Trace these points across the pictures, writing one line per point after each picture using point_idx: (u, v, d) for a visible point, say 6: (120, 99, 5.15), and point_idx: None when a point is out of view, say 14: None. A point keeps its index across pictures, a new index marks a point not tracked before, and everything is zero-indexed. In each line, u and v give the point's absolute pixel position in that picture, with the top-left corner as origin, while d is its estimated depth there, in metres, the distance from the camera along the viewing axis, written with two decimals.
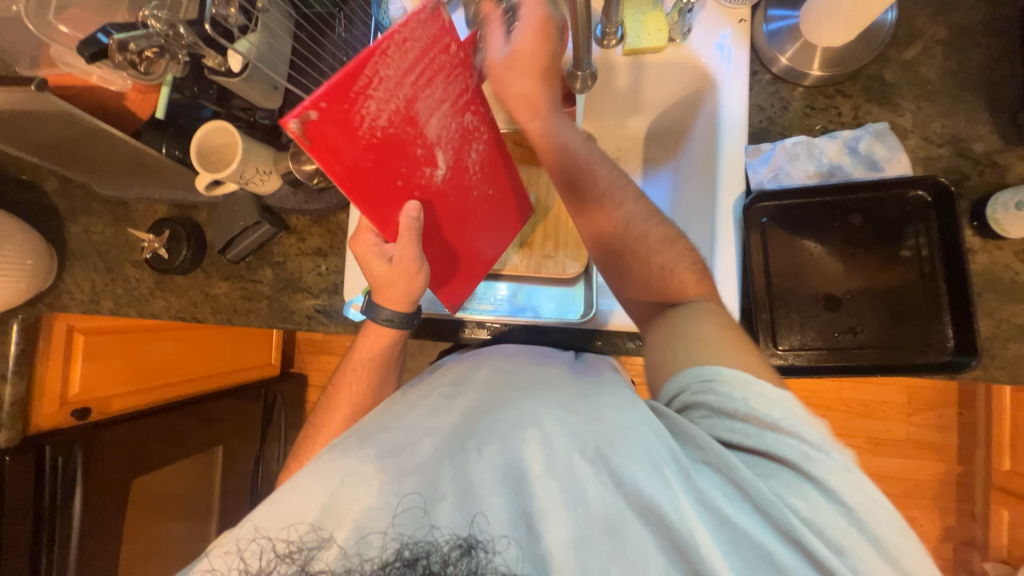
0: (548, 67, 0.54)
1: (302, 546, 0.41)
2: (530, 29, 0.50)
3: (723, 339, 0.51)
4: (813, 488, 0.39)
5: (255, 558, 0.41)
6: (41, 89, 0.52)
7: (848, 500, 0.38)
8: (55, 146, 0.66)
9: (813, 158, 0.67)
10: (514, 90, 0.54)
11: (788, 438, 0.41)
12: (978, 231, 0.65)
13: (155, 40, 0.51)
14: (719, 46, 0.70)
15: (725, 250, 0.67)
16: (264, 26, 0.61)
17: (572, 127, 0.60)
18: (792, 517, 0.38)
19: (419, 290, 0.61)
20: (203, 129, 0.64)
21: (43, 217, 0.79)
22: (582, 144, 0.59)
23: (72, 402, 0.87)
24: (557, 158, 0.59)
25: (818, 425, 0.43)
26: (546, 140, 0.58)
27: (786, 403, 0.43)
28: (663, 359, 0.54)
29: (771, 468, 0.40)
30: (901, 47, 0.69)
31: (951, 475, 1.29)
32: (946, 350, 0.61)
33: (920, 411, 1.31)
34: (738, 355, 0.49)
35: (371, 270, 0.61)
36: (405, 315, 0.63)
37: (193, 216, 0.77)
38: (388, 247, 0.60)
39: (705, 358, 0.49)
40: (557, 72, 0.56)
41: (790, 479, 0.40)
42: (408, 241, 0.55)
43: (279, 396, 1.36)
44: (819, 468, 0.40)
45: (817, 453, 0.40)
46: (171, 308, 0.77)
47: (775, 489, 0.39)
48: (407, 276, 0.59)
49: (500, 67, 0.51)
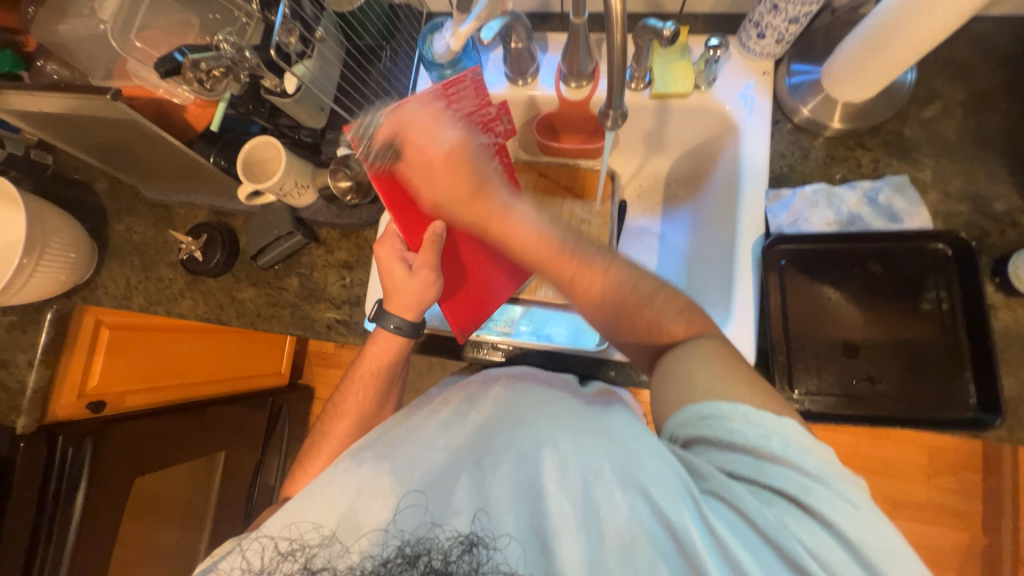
0: (479, 181, 0.58)
1: (304, 544, 0.42)
2: (441, 162, 0.57)
3: (721, 369, 0.47)
4: (814, 521, 0.37)
5: (257, 556, 0.42)
6: (115, 98, 0.57)
7: (847, 533, 0.37)
8: (112, 150, 0.71)
9: (832, 206, 0.69)
10: (462, 208, 0.58)
11: (788, 471, 0.39)
12: (999, 288, 0.65)
13: (224, 62, 0.57)
14: (742, 95, 0.73)
15: (742, 292, 0.68)
16: (320, 53, 0.67)
17: (542, 216, 0.58)
18: (797, 547, 0.36)
19: (431, 298, 0.64)
20: (249, 143, 0.69)
21: (90, 215, 0.84)
22: (556, 229, 0.57)
23: (88, 395, 0.89)
24: (540, 246, 0.56)
25: (823, 453, 0.40)
26: (516, 235, 0.57)
27: (785, 431, 0.41)
28: (659, 393, 0.50)
29: (775, 498, 0.39)
30: (920, 106, 0.72)
31: (975, 545, 1.23)
32: (969, 407, 0.60)
33: (940, 474, 1.25)
34: (742, 387, 0.45)
35: (388, 274, 0.63)
36: (413, 324, 0.64)
37: (230, 223, 0.81)
38: (409, 255, 0.65)
39: (704, 390, 0.46)
40: (491, 177, 0.59)
41: (793, 510, 0.38)
42: (431, 249, 0.62)
43: (285, 404, 1.34)
44: (817, 500, 0.38)
45: (816, 484, 0.38)
46: (197, 309, 0.80)
47: (779, 517, 0.38)
48: (424, 284, 0.63)
49: (441, 201, 0.59)
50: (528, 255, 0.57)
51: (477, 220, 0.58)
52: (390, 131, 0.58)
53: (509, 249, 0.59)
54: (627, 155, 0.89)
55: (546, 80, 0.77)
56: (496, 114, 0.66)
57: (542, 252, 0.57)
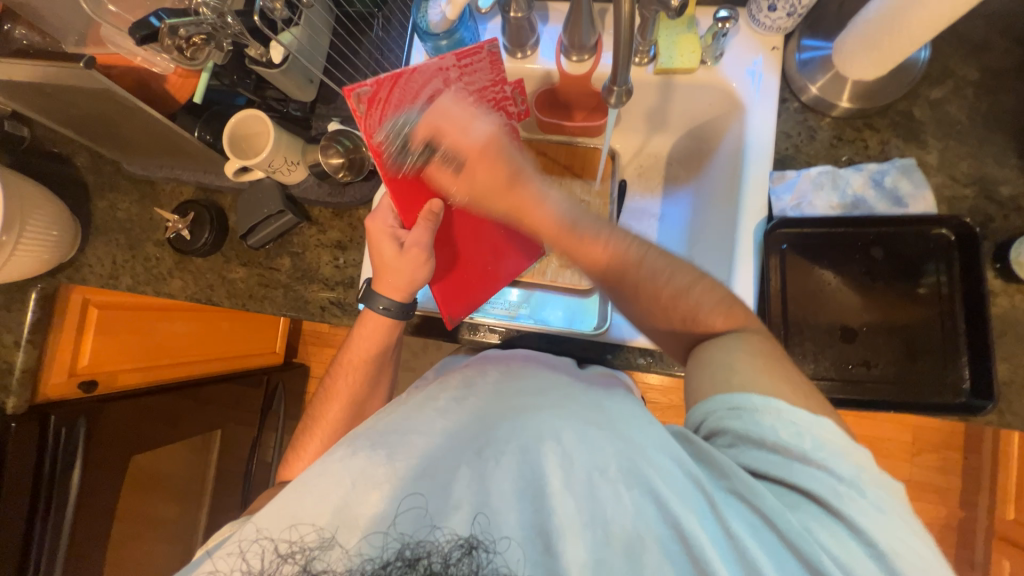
0: (512, 171, 0.54)
1: (304, 546, 0.41)
2: (474, 156, 0.54)
3: (763, 365, 0.46)
4: (843, 526, 0.37)
5: (256, 559, 0.41)
6: (88, 66, 0.53)
7: (880, 544, 0.36)
8: (92, 122, 0.68)
9: (837, 189, 0.67)
10: (498, 205, 0.55)
11: (816, 472, 0.39)
12: (1000, 274, 0.64)
13: (205, 28, 0.54)
14: (750, 72, 0.71)
15: (743, 274, 0.67)
16: (307, 20, 0.64)
17: (572, 201, 0.55)
18: (823, 555, 0.36)
19: (421, 279, 0.63)
20: (235, 116, 0.66)
21: (71, 190, 0.81)
22: (575, 207, 0.54)
23: (79, 374, 0.88)
24: (558, 232, 0.54)
25: (855, 455, 0.40)
26: (545, 225, 0.54)
27: (817, 431, 0.41)
28: (691, 380, 0.50)
29: (800, 500, 0.39)
30: (931, 86, 0.70)
31: (952, 519, 1.27)
32: (961, 391, 0.60)
33: (923, 452, 1.29)
34: (776, 382, 0.45)
35: (379, 251, 0.63)
36: (402, 305, 0.64)
37: (218, 200, 0.78)
38: (401, 232, 0.63)
39: (737, 384, 0.45)
40: (523, 164, 0.55)
41: (821, 514, 0.38)
42: (425, 228, 0.62)
43: (280, 382, 1.33)
44: (848, 505, 0.37)
45: (847, 490, 0.38)
46: (187, 289, 0.78)
47: (804, 522, 0.38)
48: (415, 262, 0.62)
49: (471, 202, 0.58)
50: (544, 236, 0.55)
51: (513, 214, 0.55)
52: (428, 131, 0.56)
53: (536, 237, 0.56)
54: (629, 133, 0.87)
55: (546, 52, 0.73)
56: (510, 93, 0.65)
57: (564, 240, 0.54)
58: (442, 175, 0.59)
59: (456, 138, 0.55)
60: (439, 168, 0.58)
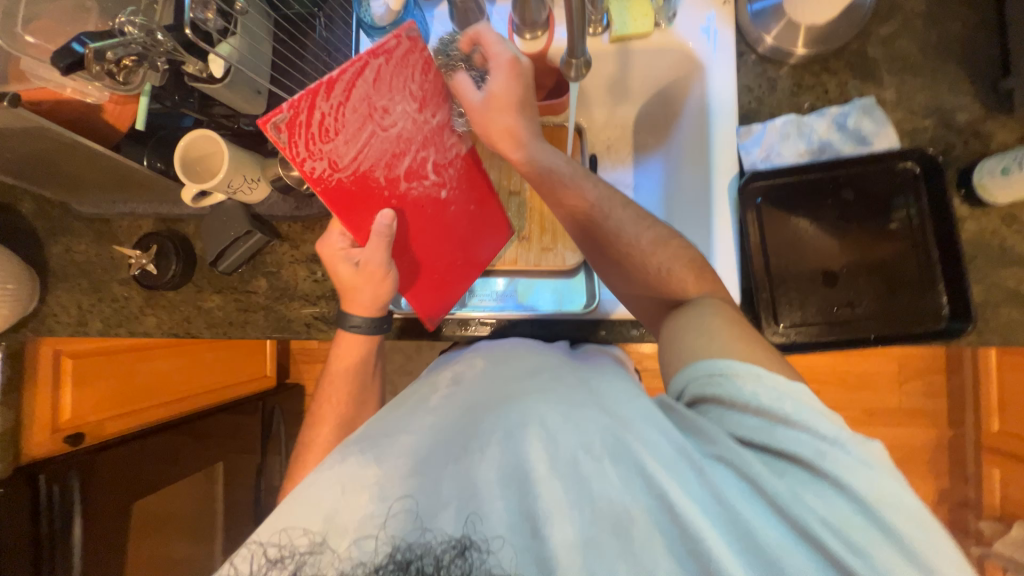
0: (524, 96, 0.58)
1: (295, 551, 0.39)
2: (502, 71, 0.56)
3: (730, 331, 0.48)
4: (829, 486, 0.37)
5: (244, 564, 0.39)
6: (14, 105, 0.51)
7: (864, 495, 0.36)
8: (32, 165, 0.64)
9: (803, 136, 0.68)
10: (496, 125, 0.57)
11: (800, 434, 0.39)
12: (965, 200, 0.66)
13: (134, 48, 0.51)
14: (705, 30, 0.70)
15: (722, 231, 0.68)
16: (244, 27, 0.59)
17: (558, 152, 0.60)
18: (809, 518, 0.36)
19: (386, 293, 0.62)
20: (184, 140, 0.62)
21: (23, 239, 0.77)
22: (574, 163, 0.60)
23: (64, 428, 0.84)
24: (536, 171, 0.59)
25: (836, 417, 0.40)
26: (531, 167, 0.59)
27: (797, 394, 0.41)
28: (674, 349, 0.51)
29: (785, 466, 0.39)
30: (880, 22, 0.70)
31: (943, 439, 1.34)
32: (941, 317, 0.63)
33: (911, 379, 1.34)
34: (745, 345, 0.46)
35: (338, 274, 0.62)
36: (374, 321, 0.64)
37: (181, 229, 0.75)
38: (354, 252, 0.61)
39: (711, 351, 0.47)
40: (533, 100, 0.59)
41: (805, 477, 0.38)
42: (378, 245, 0.58)
43: (276, 407, 1.27)
44: (834, 463, 0.37)
45: (830, 448, 0.38)
46: (163, 325, 0.75)
47: (792, 488, 0.38)
48: (374, 280, 0.61)
49: (478, 110, 0.57)
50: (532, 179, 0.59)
51: (507, 140, 0.58)
52: (471, 40, 0.59)
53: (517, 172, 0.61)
54: (592, 106, 0.85)
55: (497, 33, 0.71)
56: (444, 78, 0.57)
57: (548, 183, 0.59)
58: (460, 92, 0.58)
59: (493, 48, 0.57)
60: (461, 85, 0.58)
